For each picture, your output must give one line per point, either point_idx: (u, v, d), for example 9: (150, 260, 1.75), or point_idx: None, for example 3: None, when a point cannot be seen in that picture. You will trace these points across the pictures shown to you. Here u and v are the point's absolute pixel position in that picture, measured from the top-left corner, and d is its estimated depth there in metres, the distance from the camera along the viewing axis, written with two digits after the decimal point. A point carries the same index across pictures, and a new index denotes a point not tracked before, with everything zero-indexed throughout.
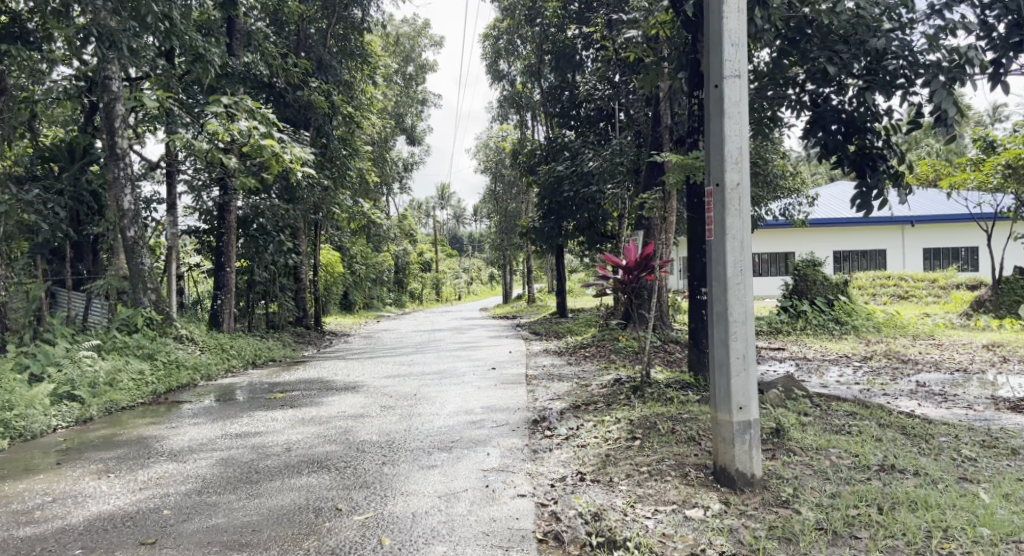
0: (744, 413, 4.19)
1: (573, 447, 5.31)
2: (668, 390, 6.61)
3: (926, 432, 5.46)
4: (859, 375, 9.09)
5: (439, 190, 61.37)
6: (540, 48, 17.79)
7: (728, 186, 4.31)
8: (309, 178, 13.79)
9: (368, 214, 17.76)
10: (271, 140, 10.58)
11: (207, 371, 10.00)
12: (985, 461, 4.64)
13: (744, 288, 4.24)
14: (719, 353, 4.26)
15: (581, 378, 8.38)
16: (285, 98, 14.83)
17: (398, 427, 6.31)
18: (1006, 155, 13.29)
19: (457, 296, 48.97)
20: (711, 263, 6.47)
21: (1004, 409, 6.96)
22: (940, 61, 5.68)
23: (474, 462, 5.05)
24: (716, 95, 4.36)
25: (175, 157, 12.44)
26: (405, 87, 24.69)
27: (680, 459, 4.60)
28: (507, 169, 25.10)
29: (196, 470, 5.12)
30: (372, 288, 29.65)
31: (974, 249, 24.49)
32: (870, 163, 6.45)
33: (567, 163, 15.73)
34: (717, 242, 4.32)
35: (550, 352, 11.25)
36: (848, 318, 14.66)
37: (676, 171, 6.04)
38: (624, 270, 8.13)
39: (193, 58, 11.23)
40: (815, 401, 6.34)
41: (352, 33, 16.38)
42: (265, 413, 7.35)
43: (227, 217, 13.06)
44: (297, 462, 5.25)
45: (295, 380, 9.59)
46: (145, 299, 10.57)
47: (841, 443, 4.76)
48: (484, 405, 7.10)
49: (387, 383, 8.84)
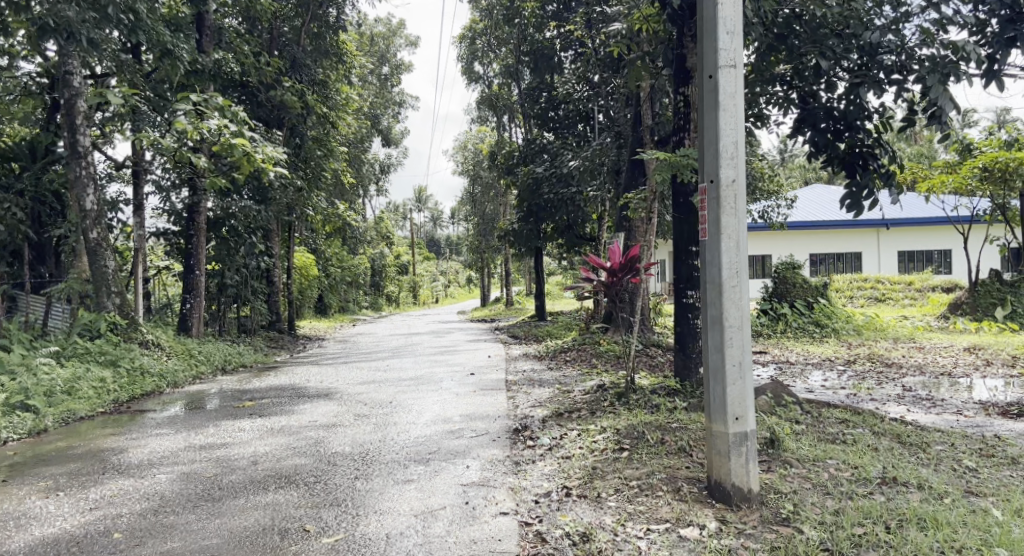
0: (740, 424, 3.96)
1: (557, 459, 5.04)
2: (654, 397, 6.38)
3: (921, 439, 5.27)
4: (844, 379, 8.94)
5: (416, 193, 60.83)
6: (518, 48, 17.54)
7: (724, 182, 4.07)
8: (282, 178, 13.40)
9: (343, 216, 17.40)
10: (242, 139, 10.15)
11: (174, 377, 9.57)
12: (986, 473, 4.46)
13: (739, 291, 4.02)
14: (713, 360, 4.03)
15: (563, 383, 8.12)
16: (258, 98, 14.45)
17: (373, 437, 6.00)
18: (983, 158, 13.27)
19: (435, 300, 48.49)
20: (699, 266, 6.25)
21: (994, 414, 6.81)
22: (934, 57, 5.49)
23: (452, 476, 4.75)
24: (710, 86, 4.13)
25: (142, 157, 12.00)
26: (381, 87, 24.31)
27: (671, 472, 4.35)
28: (484, 170, 24.81)
29: (153, 487, 4.77)
30: (347, 291, 29.18)
31: (948, 252, 24.69)
32: (861, 162, 6.26)
33: (547, 165, 15.52)
34: (711, 242, 4.09)
35: (530, 356, 10.97)
36: (828, 321, 14.58)
37: (663, 169, 5.80)
38: (608, 272, 7.82)
39: (161, 54, 10.85)
40: (805, 407, 6.15)
41: (327, 32, 15.90)
42: (232, 422, 6.99)
43: (196, 219, 12.63)
44: (264, 478, 4.92)
45: (266, 387, 9.23)
46: (108, 303, 10.10)
47: (838, 453, 4.55)
48: (462, 413, 6.82)
49: (361, 390, 8.49)
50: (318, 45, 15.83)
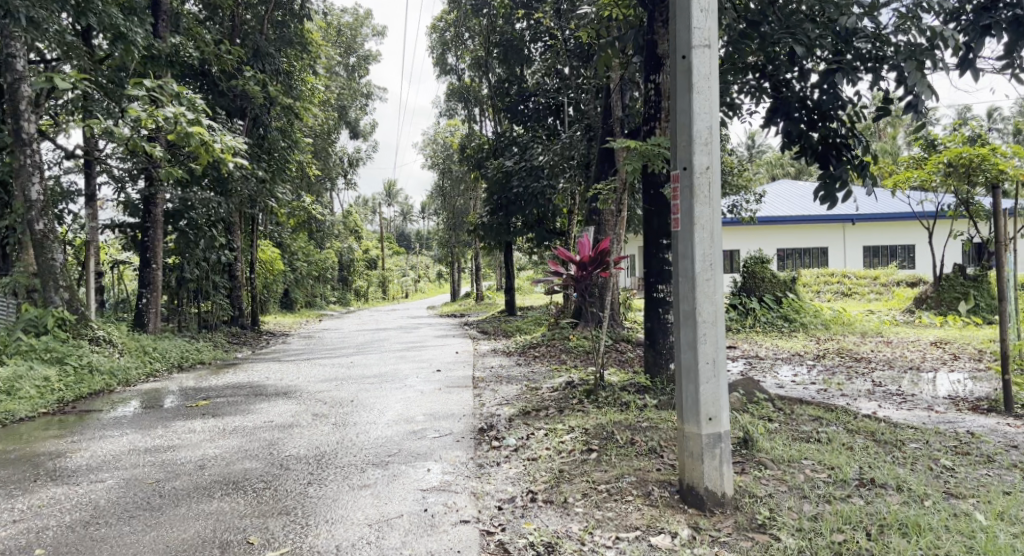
0: (714, 425, 3.76)
1: (523, 461, 4.81)
2: (623, 394, 6.20)
3: (895, 437, 5.13)
4: (814, 375, 8.84)
5: (385, 187, 60.18)
6: (488, 40, 17.24)
7: (697, 169, 3.87)
8: (242, 168, 12.91)
9: (309, 210, 17.00)
10: (200, 127, 9.65)
11: (125, 375, 9.14)
12: (963, 472, 4.32)
13: (713, 284, 3.81)
14: (686, 358, 3.82)
15: (531, 380, 7.91)
16: (219, 87, 13.98)
17: (331, 439, 5.70)
18: (948, 153, 13.14)
19: (404, 295, 47.96)
20: (670, 259, 6.08)
21: (964, 409, 6.73)
22: (912, 45, 5.34)
23: (412, 481, 4.50)
24: (684, 67, 3.91)
25: (95, 146, 11.48)
26: (348, 78, 23.79)
27: (642, 475, 4.14)
28: (453, 164, 24.46)
29: (89, 494, 4.46)
30: (314, 286, 28.62)
31: (912, 247, 24.94)
32: (835, 153, 6.18)
33: (516, 158, 15.29)
34: (685, 233, 3.88)
35: (498, 352, 10.73)
36: (796, 315, 14.56)
37: (634, 158, 5.56)
38: (577, 265, 7.59)
39: (114, 38, 10.39)
40: (778, 404, 6.00)
41: (292, 21, 15.51)
42: (183, 423, 6.63)
43: (153, 211, 12.15)
44: (210, 483, 4.62)
45: (224, 385, 8.86)
46: (56, 298, 9.59)
47: (813, 452, 4.39)
48: (425, 412, 6.55)
49: (322, 388, 8.19)
50: (282, 34, 15.38)
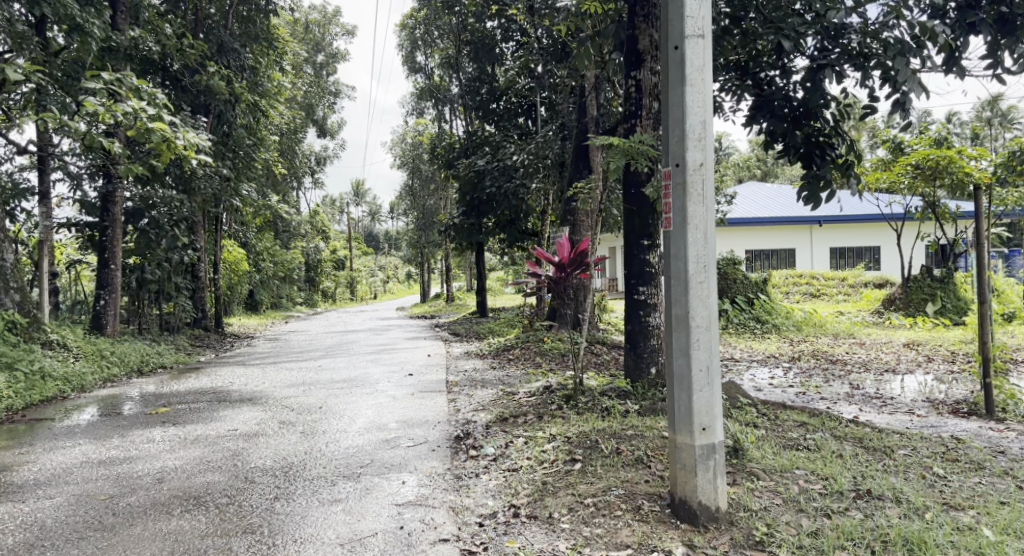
0: (707, 435, 3.60)
1: (503, 472, 4.59)
2: (603, 399, 6.02)
3: (883, 444, 5.01)
4: (791, 378, 8.76)
5: (354, 187, 59.50)
6: (459, 38, 16.95)
7: (691, 166, 3.70)
8: (205, 166, 12.48)
9: (275, 210, 16.58)
10: (162, 123, 9.18)
11: (80, 381, 8.73)
12: (957, 480, 4.20)
13: (706, 288, 3.65)
14: (678, 365, 3.65)
15: (507, 384, 7.69)
16: (182, 83, 13.47)
17: (300, 448, 5.42)
18: (917, 155, 13.27)
19: (373, 296, 47.34)
20: (651, 261, 5.94)
21: (946, 413, 6.67)
22: (903, 40, 5.19)
23: (386, 495, 4.25)
24: (676, 58, 3.73)
25: (49, 141, 10.97)
26: (316, 76, 23.32)
27: (630, 487, 3.96)
28: (424, 164, 24.12)
29: (35, 513, 4.14)
30: (280, 287, 28.01)
31: (877, 249, 25.25)
32: (819, 152, 6.08)
33: (488, 158, 15.04)
34: (676, 234, 3.70)
35: (471, 355, 10.48)
36: (768, 317, 14.55)
37: (617, 155, 5.35)
38: (556, 267, 7.39)
39: (69, 29, 9.93)
40: (761, 409, 5.87)
41: (258, 16, 15.07)
42: (141, 432, 6.27)
43: (112, 209, 11.73)
44: (168, 498, 4.32)
45: (186, 390, 8.49)
46: (6, 300, 9.13)
47: (805, 462, 4.24)
48: (398, 419, 6.30)
49: (290, 394, 7.87)
50: (248, 30, 14.97)
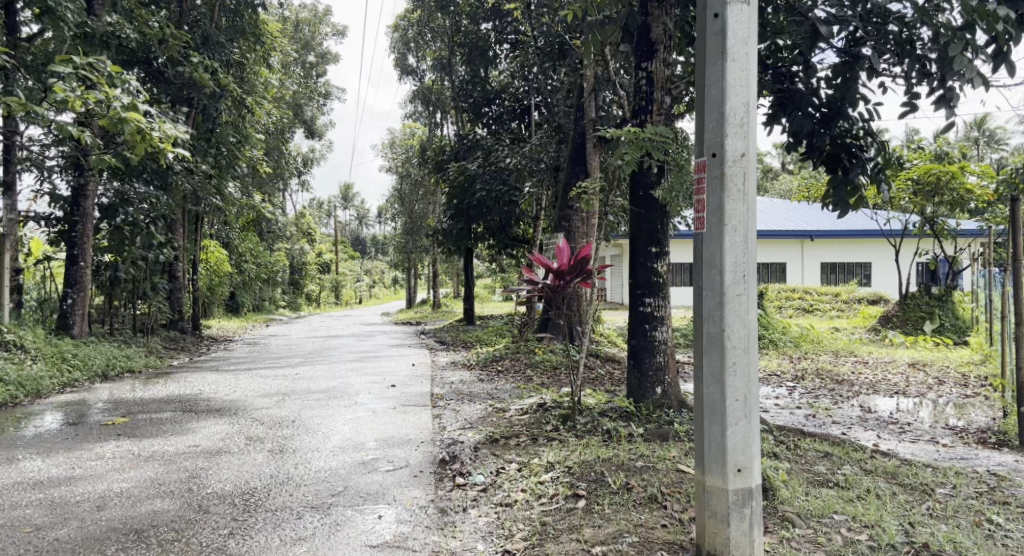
0: (742, 478, 3.15)
1: (494, 507, 4.03)
2: (603, 419, 5.50)
3: (919, 481, 4.45)
4: (797, 398, 8.20)
5: (342, 191, 58.80)
6: (451, 39, 16.35)
7: (730, 156, 3.19)
8: (185, 160, 11.78)
9: (259, 209, 15.91)
10: (135, 112, 8.33)
11: (36, 387, 8.05)
12: (1018, 529, 3.68)
13: (745, 302, 3.16)
14: (710, 394, 3.18)
15: (497, 399, 7.12)
16: (165, 75, 12.71)
17: (265, 471, 4.81)
18: (918, 170, 12.83)
19: (357, 301, 46.48)
20: (659, 270, 5.41)
21: (973, 442, 6.17)
22: (950, 26, 4.70)
23: (357, 534, 3.70)
24: (715, 28, 3.22)
25: (15, 128, 10.19)
26: (305, 77, 22.69)
27: (647, 534, 3.46)
28: (413, 168, 23.52)
29: None
30: (263, 289, 27.27)
31: (867, 266, 25.00)
32: (847, 154, 5.70)
33: (479, 162, 14.51)
34: (712, 236, 3.20)
35: (458, 366, 9.90)
36: (765, 332, 14.07)
37: (630, 147, 4.89)
38: (555, 274, 6.65)
39: (39, 11, 9.19)
40: (778, 436, 5.34)
41: (246, 9, 14.42)
42: (91, 446, 5.64)
43: (82, 204, 11.08)
44: (105, 533, 3.77)
45: (152, 398, 7.85)
46: None
47: (843, 504, 3.72)
48: (377, 437, 5.71)
49: (263, 404, 7.25)
50: (235, 23, 14.38)
